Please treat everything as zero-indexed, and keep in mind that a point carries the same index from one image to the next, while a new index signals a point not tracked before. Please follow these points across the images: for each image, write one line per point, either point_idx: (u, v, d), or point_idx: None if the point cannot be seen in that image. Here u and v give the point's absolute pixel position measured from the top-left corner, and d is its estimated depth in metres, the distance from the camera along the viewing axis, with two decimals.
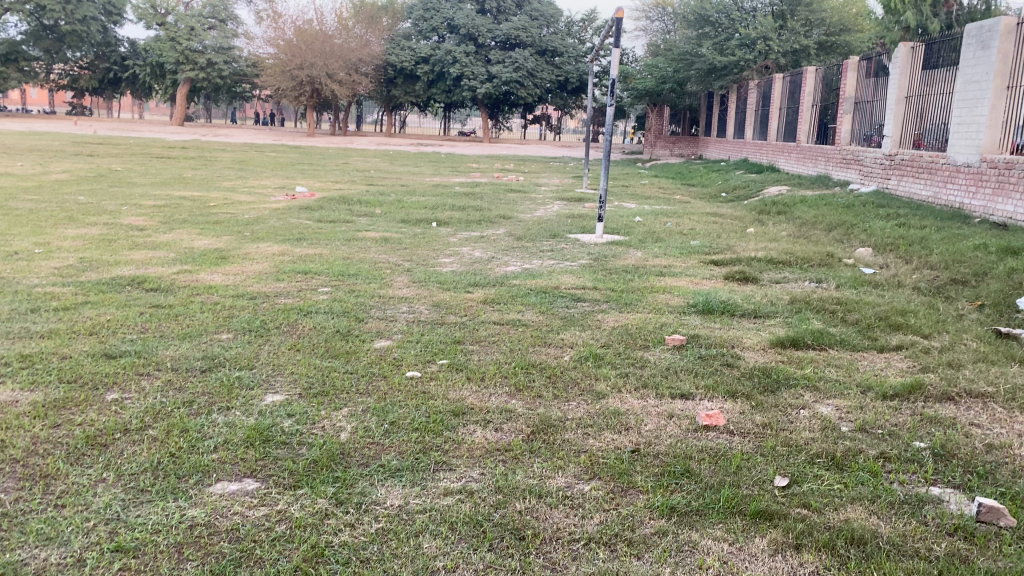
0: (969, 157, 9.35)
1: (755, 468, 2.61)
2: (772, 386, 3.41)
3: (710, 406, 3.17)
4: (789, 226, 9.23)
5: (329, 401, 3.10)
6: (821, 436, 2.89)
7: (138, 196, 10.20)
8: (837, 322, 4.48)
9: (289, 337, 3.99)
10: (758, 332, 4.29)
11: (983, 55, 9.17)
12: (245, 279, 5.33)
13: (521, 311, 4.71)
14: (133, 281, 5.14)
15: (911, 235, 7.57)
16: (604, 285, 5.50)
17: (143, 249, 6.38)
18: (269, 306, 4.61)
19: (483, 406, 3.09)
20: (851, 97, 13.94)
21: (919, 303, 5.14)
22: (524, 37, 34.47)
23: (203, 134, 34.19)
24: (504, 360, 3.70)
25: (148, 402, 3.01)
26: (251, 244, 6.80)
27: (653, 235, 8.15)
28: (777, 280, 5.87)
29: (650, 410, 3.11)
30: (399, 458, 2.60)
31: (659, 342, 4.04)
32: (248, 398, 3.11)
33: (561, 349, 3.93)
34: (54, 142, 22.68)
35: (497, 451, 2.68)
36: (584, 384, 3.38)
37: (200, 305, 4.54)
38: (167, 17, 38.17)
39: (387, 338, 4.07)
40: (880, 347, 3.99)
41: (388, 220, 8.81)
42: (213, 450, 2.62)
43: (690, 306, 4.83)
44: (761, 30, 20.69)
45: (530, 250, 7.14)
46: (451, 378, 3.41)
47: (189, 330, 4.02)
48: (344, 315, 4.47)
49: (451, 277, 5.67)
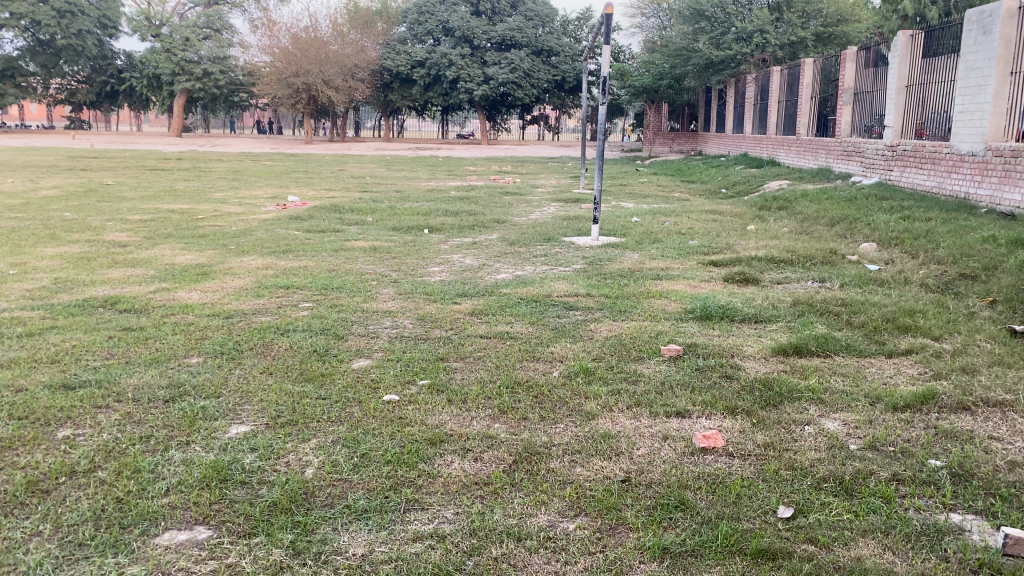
0: (974, 146, 9.06)
1: (756, 498, 2.39)
2: (773, 400, 3.19)
3: (708, 425, 2.94)
4: (790, 222, 8.99)
5: (297, 431, 2.89)
6: (827, 457, 2.67)
7: (126, 211, 10.00)
8: (842, 325, 4.25)
9: (263, 359, 3.78)
10: (760, 339, 4.05)
11: (985, 41, 8.92)
12: (225, 296, 5.12)
13: (510, 322, 4.49)
14: (107, 301, 4.94)
15: (917, 229, 7.33)
16: (598, 292, 5.27)
17: (123, 266, 6.17)
18: (245, 325, 4.39)
19: (463, 432, 2.87)
20: (851, 88, 13.69)
21: (928, 302, 4.90)
22: (519, 37, 34.27)
23: (200, 144, 34.00)
24: (489, 378, 3.48)
25: (101, 440, 2.80)
26: (235, 258, 6.59)
27: (650, 237, 7.91)
28: (778, 280, 5.64)
29: (643, 431, 2.88)
30: (367, 498, 2.39)
31: (654, 352, 3.83)
32: (210, 431, 2.90)
33: (550, 364, 3.70)
34: (49, 157, 22.50)
35: (475, 486, 2.46)
36: (572, 404, 3.15)
37: (173, 327, 4.33)
38: (162, 28, 38.01)
39: (366, 357, 3.85)
40: (889, 352, 3.75)
41: (379, 229, 8.59)
42: (164, 494, 2.41)
43: (688, 312, 4.60)
44: (757, 23, 20.40)
45: (523, 255, 6.92)
46: (432, 401, 3.19)
47: (158, 355, 3.80)
48: (323, 333, 4.25)
49: (439, 287, 5.47)
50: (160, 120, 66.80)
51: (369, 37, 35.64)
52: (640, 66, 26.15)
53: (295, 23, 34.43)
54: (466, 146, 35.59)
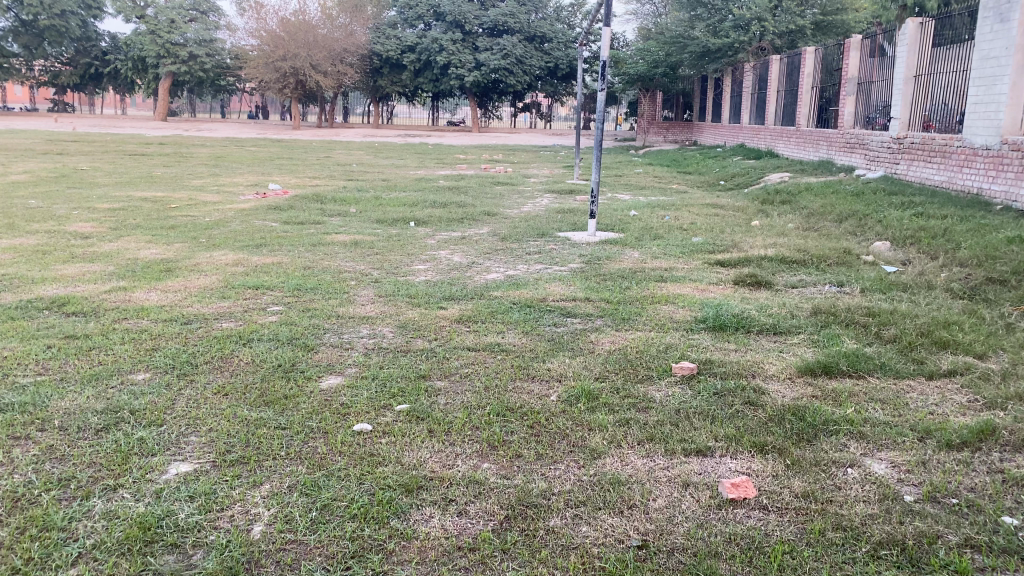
0: (988, 139, 8.64)
1: (804, 570, 1.94)
2: (807, 434, 2.74)
3: (735, 468, 2.49)
4: (794, 218, 8.56)
5: (248, 473, 2.44)
6: (881, 513, 2.23)
7: (95, 198, 9.44)
8: (871, 340, 3.79)
9: (219, 376, 3.30)
10: (782, 355, 3.61)
11: (1002, 29, 8.53)
12: (186, 297, 4.64)
13: (501, 332, 4.02)
14: (54, 303, 4.43)
15: (934, 226, 6.91)
16: (597, 295, 4.81)
17: (80, 261, 5.67)
18: (204, 333, 3.92)
19: (445, 475, 2.41)
20: (854, 78, 13.19)
21: (960, 310, 4.45)
22: (511, 23, 33.65)
23: (185, 129, 33.22)
24: (476, 403, 3.00)
25: (9, 484, 2.33)
26: (203, 252, 6.09)
27: (651, 233, 7.45)
28: (793, 284, 5.19)
29: (658, 476, 2.44)
30: (324, 570, 1.94)
31: (665, 370, 3.37)
32: (145, 472, 2.44)
33: (547, 384, 3.23)
34: (25, 140, 21.74)
35: (458, 554, 2.01)
36: (574, 437, 2.70)
37: (123, 335, 3.84)
38: (147, 9, 37.12)
39: (337, 374, 3.38)
40: (929, 374, 3.31)
41: (362, 221, 8.10)
42: (73, 563, 1.95)
43: (699, 321, 4.15)
44: (755, 10, 19.89)
45: (515, 252, 6.47)
46: (409, 433, 2.72)
47: (97, 371, 3.32)
48: (291, 343, 3.77)
49: (424, 289, 5.00)
50: (144, 104, 65.64)
51: (359, 21, 34.88)
52: (635, 54, 25.61)
53: (283, 6, 33.62)
54: (457, 133, 34.92)
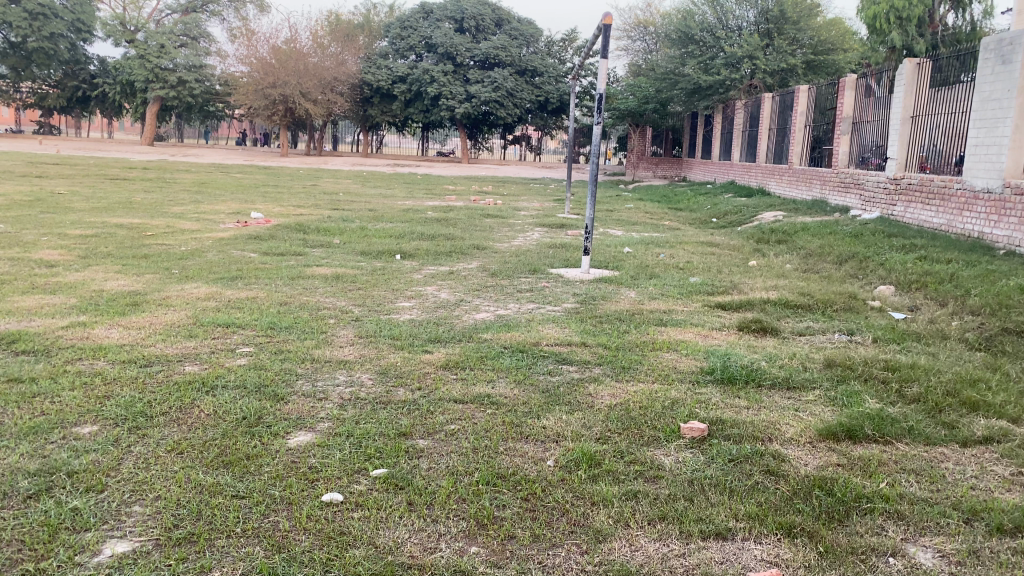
0: (989, 181, 8.45)
1: None
2: (839, 513, 2.42)
3: (761, 557, 2.17)
4: (793, 258, 8.34)
5: (196, 555, 2.09)
6: None
7: (68, 224, 9.08)
8: (894, 399, 3.48)
9: (175, 430, 2.94)
10: (798, 415, 3.28)
11: (1003, 71, 8.39)
12: (148, 336, 4.27)
13: (491, 380, 3.69)
14: (3, 340, 4.05)
15: (940, 271, 6.66)
16: (595, 340, 4.49)
17: (39, 292, 5.30)
18: (163, 378, 3.56)
19: (426, 563, 2.07)
20: (849, 117, 13.05)
21: (981, 364, 4.15)
22: (503, 56, 33.77)
23: (171, 154, 32.88)
24: (463, 469, 2.66)
25: None
26: (175, 285, 5.75)
27: (646, 271, 7.17)
28: (801, 332, 4.89)
29: (673, 565, 2.10)
30: None
31: (672, 431, 3.04)
32: (73, 553, 2.08)
33: (542, 446, 2.89)
34: (6, 163, 21.24)
35: None
36: (574, 514, 2.36)
37: (74, 379, 3.47)
38: (137, 34, 36.92)
39: (308, 430, 3.02)
40: (963, 441, 3.00)
41: (346, 253, 7.76)
42: None
43: (706, 373, 3.83)
44: (747, 49, 19.92)
45: (505, 289, 6.17)
46: (386, 506, 2.38)
47: (38, 422, 2.95)
48: (259, 393, 3.40)
49: (408, 330, 4.66)
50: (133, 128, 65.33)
51: (350, 50, 34.88)
52: (626, 89, 25.60)
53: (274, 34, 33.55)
54: (445, 164, 34.81)
